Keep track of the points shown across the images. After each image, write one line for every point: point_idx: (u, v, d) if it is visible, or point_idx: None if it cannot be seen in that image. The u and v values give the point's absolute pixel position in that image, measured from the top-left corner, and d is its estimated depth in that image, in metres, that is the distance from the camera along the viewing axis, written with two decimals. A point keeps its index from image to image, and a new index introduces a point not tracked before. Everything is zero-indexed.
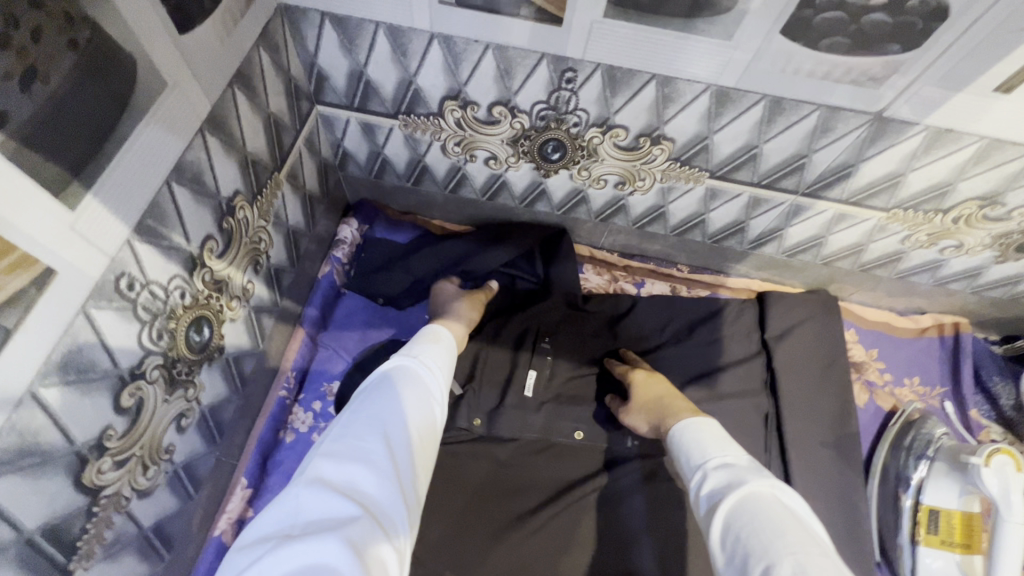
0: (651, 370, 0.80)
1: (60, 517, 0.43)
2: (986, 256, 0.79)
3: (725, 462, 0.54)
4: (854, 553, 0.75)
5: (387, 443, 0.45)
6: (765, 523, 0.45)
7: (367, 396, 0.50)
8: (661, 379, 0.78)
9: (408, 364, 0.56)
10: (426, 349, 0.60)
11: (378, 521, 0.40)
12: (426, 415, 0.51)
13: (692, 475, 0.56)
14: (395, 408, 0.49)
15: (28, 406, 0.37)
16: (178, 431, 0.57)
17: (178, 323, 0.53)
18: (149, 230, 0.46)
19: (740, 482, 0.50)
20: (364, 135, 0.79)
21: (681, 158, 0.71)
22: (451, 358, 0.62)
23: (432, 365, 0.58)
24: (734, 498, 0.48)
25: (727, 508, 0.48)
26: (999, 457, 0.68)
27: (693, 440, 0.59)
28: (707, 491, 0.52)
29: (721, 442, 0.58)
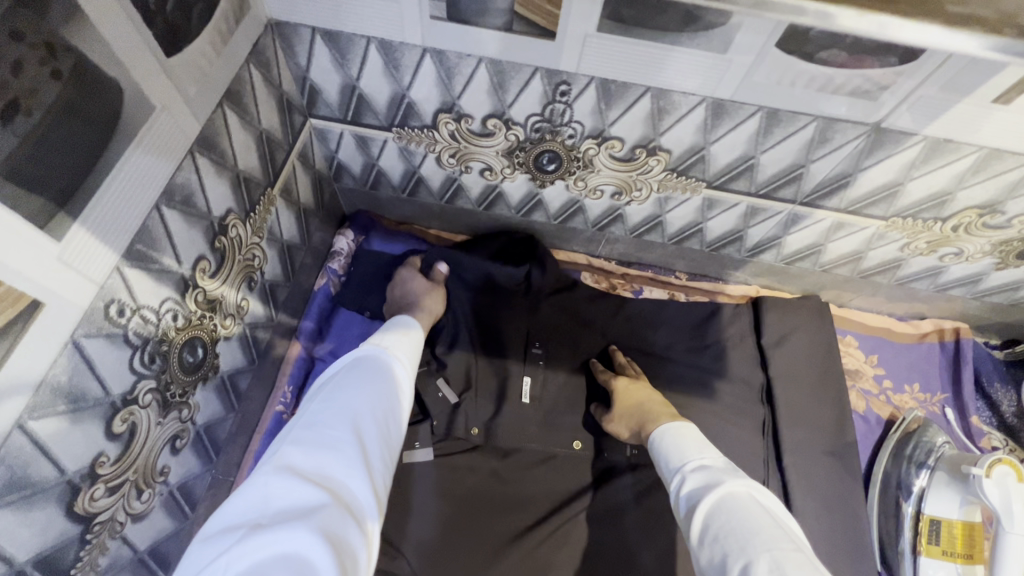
0: (634, 373, 0.81)
1: (53, 547, 0.42)
2: (986, 263, 0.78)
3: (702, 464, 0.59)
4: (855, 564, 0.75)
5: (355, 433, 0.47)
6: (743, 520, 0.49)
7: (336, 386, 0.51)
8: (641, 381, 0.78)
9: (376, 356, 0.57)
10: (395, 341, 0.62)
11: (347, 511, 0.41)
12: (394, 407, 0.53)
13: (672, 476, 0.60)
14: (364, 398, 0.50)
15: (17, 440, 0.37)
16: (173, 453, 0.56)
17: (171, 345, 0.52)
18: (139, 255, 0.45)
19: (718, 481, 0.54)
20: (358, 147, 0.78)
21: (677, 169, 0.70)
22: (420, 351, 0.64)
23: (400, 356, 0.59)
24: (713, 497, 0.53)
25: (707, 507, 0.52)
26: (1001, 467, 0.67)
27: (671, 442, 0.63)
28: (687, 490, 0.56)
29: (698, 445, 0.62)
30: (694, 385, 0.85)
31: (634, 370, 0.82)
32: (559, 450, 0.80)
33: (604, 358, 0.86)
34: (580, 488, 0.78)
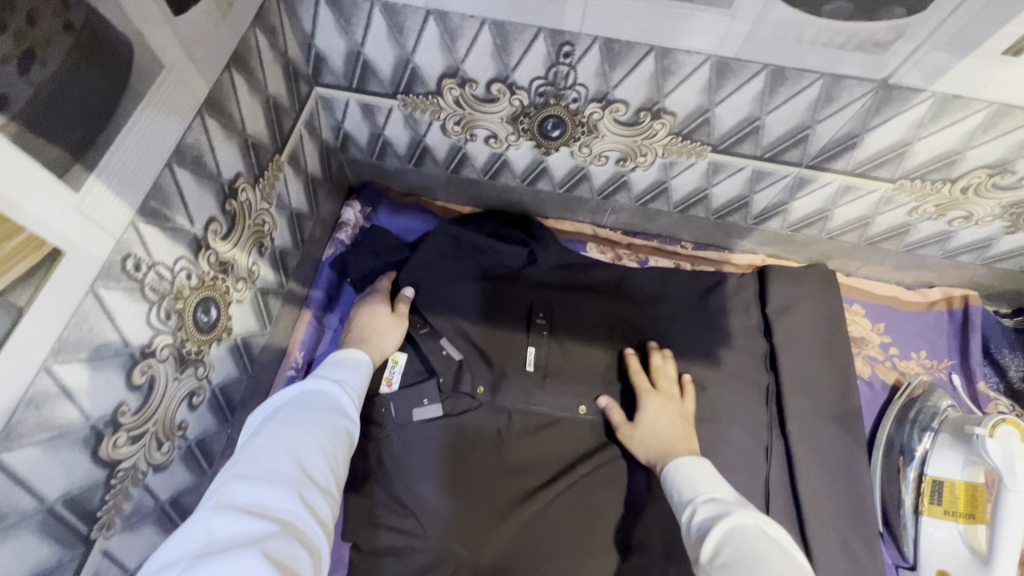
0: (668, 385, 0.80)
1: (79, 489, 0.44)
2: (996, 227, 0.77)
3: (714, 497, 0.60)
4: (857, 525, 0.76)
5: (299, 464, 0.49)
6: (752, 551, 0.50)
7: (280, 420, 0.54)
8: (671, 403, 0.78)
9: (323, 390, 0.61)
10: (344, 372, 0.65)
11: (292, 534, 0.43)
12: (341, 436, 0.56)
13: (685, 507, 0.61)
14: (309, 430, 0.53)
15: (44, 381, 0.39)
16: (190, 408, 0.58)
17: (185, 304, 0.54)
18: (153, 211, 0.47)
19: (727, 513, 0.56)
20: (364, 117, 0.79)
21: (682, 132, 0.70)
22: (368, 380, 0.67)
23: (347, 389, 0.63)
24: (721, 529, 0.54)
25: (716, 538, 0.53)
26: (1005, 427, 0.67)
27: (684, 474, 0.65)
28: (698, 522, 0.57)
29: (711, 480, 0.63)
30: (698, 352, 0.86)
31: (668, 373, 0.81)
32: (563, 415, 0.81)
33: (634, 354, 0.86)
34: (587, 452, 0.80)
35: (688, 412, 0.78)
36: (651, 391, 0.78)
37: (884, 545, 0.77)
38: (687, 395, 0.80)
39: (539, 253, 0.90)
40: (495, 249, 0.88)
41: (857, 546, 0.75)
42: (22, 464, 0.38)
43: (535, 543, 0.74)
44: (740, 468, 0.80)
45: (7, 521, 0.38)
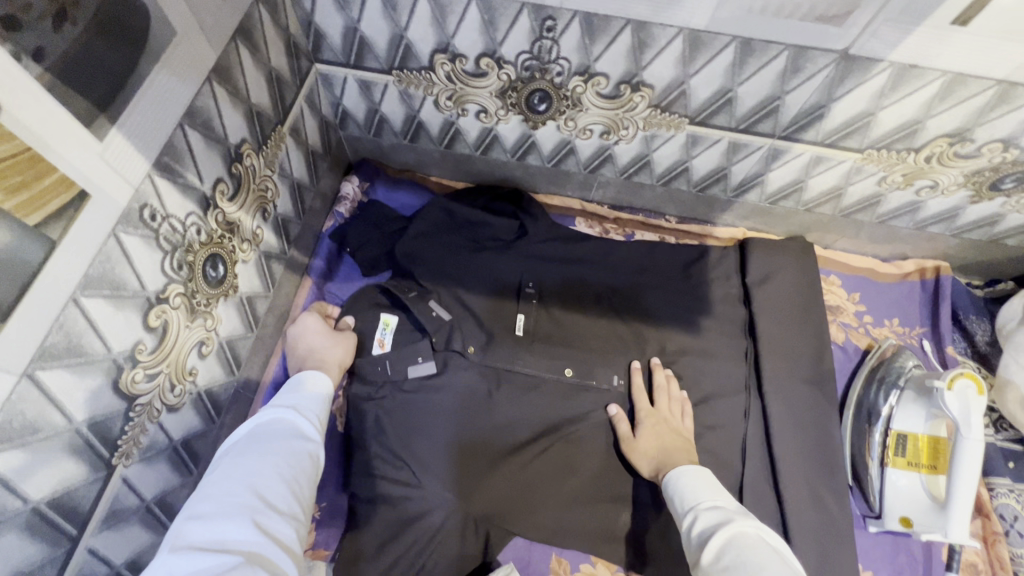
0: (670, 410, 0.81)
1: (102, 415, 0.49)
2: (961, 196, 0.81)
3: (715, 505, 0.62)
4: (828, 479, 0.80)
5: (259, 493, 0.49)
6: (751, 555, 0.52)
7: (236, 454, 0.54)
8: (671, 424, 0.80)
9: (280, 417, 0.61)
10: (301, 399, 0.66)
11: (255, 565, 0.43)
12: (301, 461, 0.56)
13: (686, 515, 0.64)
14: (266, 459, 0.53)
15: (72, 311, 0.43)
16: (200, 356, 0.63)
17: (195, 257, 0.58)
18: (166, 167, 0.51)
19: (728, 520, 0.58)
20: (361, 93, 0.83)
21: (661, 105, 0.74)
22: (325, 405, 0.68)
23: (303, 414, 0.62)
24: (721, 536, 0.56)
25: (716, 542, 0.56)
26: (963, 380, 0.72)
27: (686, 484, 0.68)
28: (699, 529, 0.60)
29: (713, 490, 0.66)
30: (680, 318, 0.91)
31: (670, 399, 0.83)
32: (550, 376, 0.85)
33: (643, 367, 0.87)
34: (575, 413, 0.84)
35: (687, 431, 0.80)
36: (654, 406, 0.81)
37: (853, 498, 0.81)
38: (685, 415, 0.82)
39: (530, 226, 0.94)
40: (485, 222, 0.94)
41: (827, 498, 0.79)
42: (54, 383, 0.43)
43: (522, 493, 0.79)
44: (716, 426, 0.84)
45: (41, 435, 0.43)
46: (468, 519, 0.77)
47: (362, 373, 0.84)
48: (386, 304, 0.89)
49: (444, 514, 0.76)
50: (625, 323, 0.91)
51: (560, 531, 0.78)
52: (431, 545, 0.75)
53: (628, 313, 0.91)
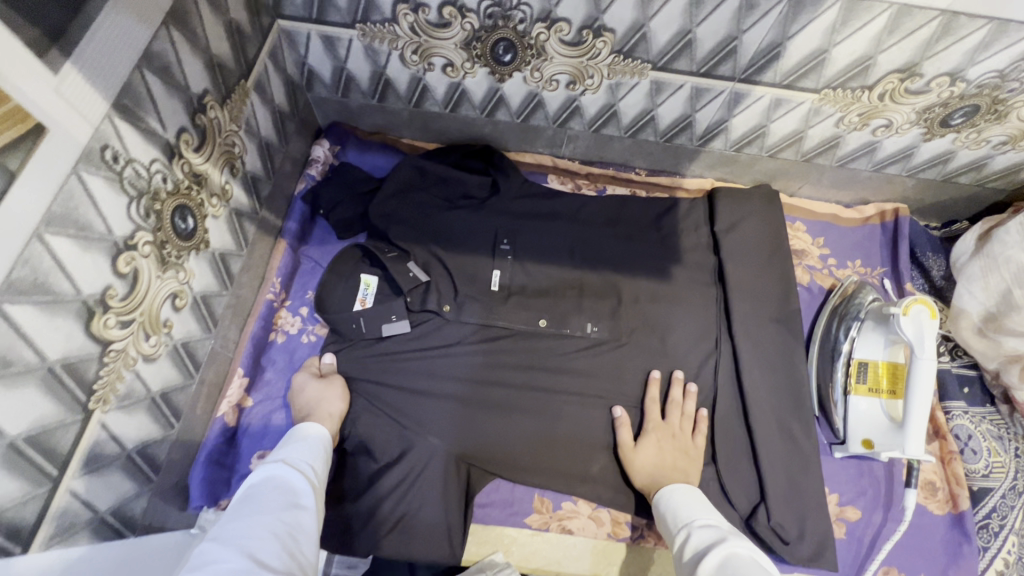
0: (681, 424, 0.82)
1: (76, 358, 0.49)
2: (914, 134, 0.84)
3: (708, 524, 0.64)
4: (795, 410, 0.83)
5: (251, 553, 0.48)
6: (743, 568, 0.53)
7: (227, 522, 0.53)
8: (679, 440, 0.80)
9: (272, 477, 0.61)
10: (293, 458, 0.66)
11: None
12: (296, 520, 0.55)
13: (680, 531, 0.65)
14: (258, 521, 0.52)
15: (38, 246, 0.44)
16: (174, 309, 0.63)
17: (162, 207, 0.58)
18: (126, 110, 0.51)
19: (720, 537, 0.59)
20: (325, 50, 0.83)
21: (623, 50, 0.75)
22: (320, 460, 0.68)
23: (296, 471, 0.63)
24: (714, 552, 0.57)
25: (711, 558, 0.57)
26: (918, 307, 0.75)
27: (678, 503, 0.69)
28: (693, 547, 0.61)
29: (707, 510, 0.67)
30: (652, 267, 0.93)
31: (682, 416, 0.82)
32: (526, 328, 0.88)
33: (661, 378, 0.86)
34: (551, 360, 0.87)
35: (695, 447, 0.81)
36: (661, 422, 0.81)
37: (819, 426, 0.86)
38: (697, 431, 0.82)
39: (501, 184, 0.96)
40: (459, 182, 0.96)
41: (795, 429, 0.83)
42: (22, 319, 0.43)
43: (502, 438, 0.81)
44: (688, 366, 0.88)
45: (12, 368, 0.43)
46: (452, 463, 0.79)
47: (337, 329, 0.84)
48: (365, 265, 0.90)
49: (427, 460, 0.78)
50: (599, 274, 0.93)
51: (541, 471, 0.81)
52: (415, 488, 0.77)
53: (600, 264, 0.93)
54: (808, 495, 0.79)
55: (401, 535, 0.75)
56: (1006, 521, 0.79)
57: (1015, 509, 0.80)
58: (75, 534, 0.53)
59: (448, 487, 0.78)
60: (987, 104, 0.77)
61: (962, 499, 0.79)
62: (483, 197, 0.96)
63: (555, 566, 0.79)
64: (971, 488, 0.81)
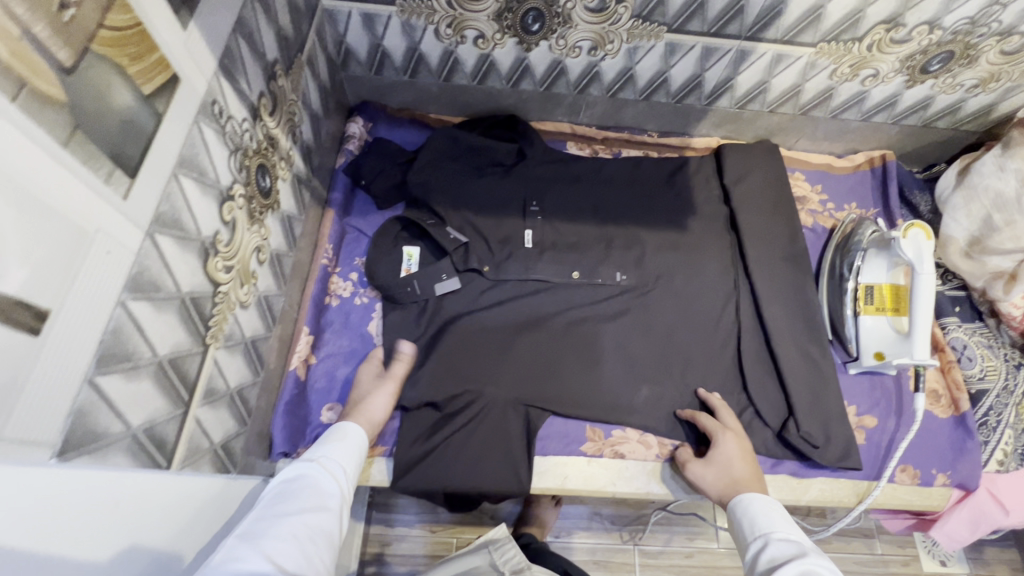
0: (740, 428, 0.82)
1: (198, 292, 0.54)
2: (898, 82, 0.95)
3: (789, 538, 0.59)
4: (812, 334, 0.92)
5: (269, 556, 0.48)
6: None
7: (255, 517, 0.53)
8: (742, 444, 0.79)
9: (302, 472, 0.60)
10: (325, 452, 0.65)
11: None
12: (316, 518, 0.55)
13: (755, 541, 0.61)
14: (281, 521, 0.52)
15: (174, 185, 0.49)
16: (258, 263, 0.68)
17: (250, 163, 0.64)
18: (227, 69, 0.57)
19: (801, 554, 0.55)
20: (365, 28, 0.89)
21: (642, 15, 0.83)
22: (354, 455, 0.68)
23: (326, 465, 0.62)
24: (794, 566, 0.53)
25: (790, 570, 0.53)
26: (915, 230, 0.85)
27: (757, 511, 0.65)
28: (770, 557, 0.57)
29: (789, 523, 0.62)
30: (671, 217, 1.01)
31: (734, 418, 0.83)
32: (560, 280, 0.94)
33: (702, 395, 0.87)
34: (586, 306, 0.94)
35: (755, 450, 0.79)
36: (717, 429, 0.80)
37: (833, 348, 0.95)
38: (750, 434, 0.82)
39: (526, 149, 1.03)
40: (490, 151, 1.02)
41: (814, 351, 0.91)
42: (166, 249, 0.48)
43: (551, 377, 0.88)
44: (713, 303, 0.95)
45: (162, 294, 0.48)
46: (509, 402, 0.85)
47: (393, 295, 0.90)
48: (405, 237, 0.96)
49: (487, 401, 0.84)
50: (624, 226, 1.00)
51: (590, 404, 0.87)
52: (480, 428, 0.83)
53: (624, 217, 1.01)
54: (830, 407, 0.87)
55: (469, 471, 0.80)
56: (1001, 417, 0.89)
57: (1009, 406, 0.90)
58: (198, 461, 0.58)
59: (508, 422, 0.84)
60: (960, 50, 0.87)
61: (963, 402, 0.89)
62: (512, 162, 1.03)
63: (610, 487, 0.86)
64: (971, 391, 0.91)
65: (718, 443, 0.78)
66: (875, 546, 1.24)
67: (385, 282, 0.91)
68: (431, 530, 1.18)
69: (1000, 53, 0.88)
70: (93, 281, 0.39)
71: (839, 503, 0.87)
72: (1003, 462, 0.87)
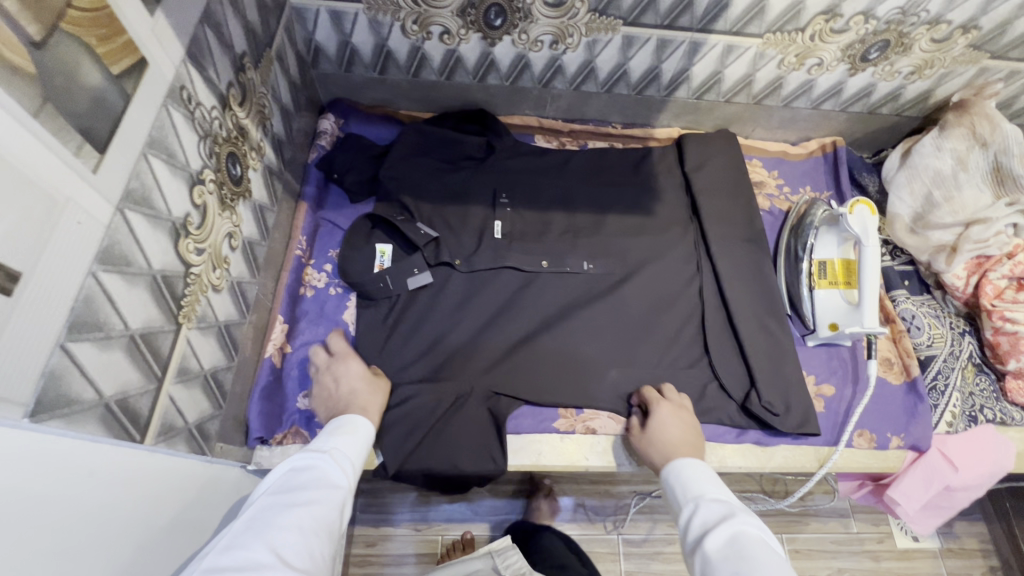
0: (679, 398, 0.83)
1: (170, 271, 0.56)
2: (841, 71, 1.01)
3: (717, 498, 0.60)
4: (771, 309, 0.96)
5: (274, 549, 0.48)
6: (756, 552, 0.51)
7: (265, 505, 0.52)
8: (685, 413, 0.81)
9: (312, 464, 0.58)
10: (337, 443, 0.62)
11: None
12: (325, 512, 0.53)
13: (685, 504, 0.62)
14: (287, 513, 0.51)
15: (143, 164, 0.51)
16: (230, 248, 0.70)
17: (220, 151, 0.66)
18: (195, 59, 0.59)
19: (730, 515, 0.56)
20: (333, 26, 0.92)
21: (599, 9, 0.88)
22: (365, 451, 0.65)
23: (337, 459, 0.60)
24: (725, 530, 0.54)
25: (719, 536, 0.54)
26: (860, 207, 0.90)
27: (690, 475, 0.65)
28: (699, 521, 0.58)
29: (716, 483, 0.63)
30: (636, 205, 1.05)
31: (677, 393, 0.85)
32: (531, 268, 0.96)
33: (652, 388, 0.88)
34: (558, 290, 0.97)
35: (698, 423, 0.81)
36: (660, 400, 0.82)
37: (792, 323, 1.00)
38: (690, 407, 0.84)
39: (495, 142, 1.06)
40: (460, 144, 1.05)
41: (774, 325, 0.95)
42: (137, 226, 0.50)
43: (524, 358, 0.90)
44: (679, 284, 0.99)
45: (133, 269, 0.50)
46: (482, 385, 0.87)
47: (366, 291, 0.91)
48: (378, 234, 0.97)
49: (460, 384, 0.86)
50: (592, 214, 1.04)
51: (565, 386, 0.89)
52: (456, 412, 0.84)
53: (591, 205, 1.05)
54: (790, 377, 0.91)
55: (444, 453, 0.81)
56: (948, 380, 0.94)
57: (955, 369, 0.95)
58: (173, 439, 0.59)
59: (482, 405, 0.86)
60: (895, 38, 0.94)
61: (913, 367, 0.94)
62: (482, 153, 1.06)
63: (583, 464, 0.88)
64: (921, 358, 0.97)
65: (653, 411, 0.80)
66: (851, 525, 1.28)
67: (359, 277, 0.92)
68: (416, 527, 1.18)
69: (931, 41, 0.94)
70: (63, 249, 0.41)
71: (801, 469, 0.91)
72: (952, 423, 0.92)
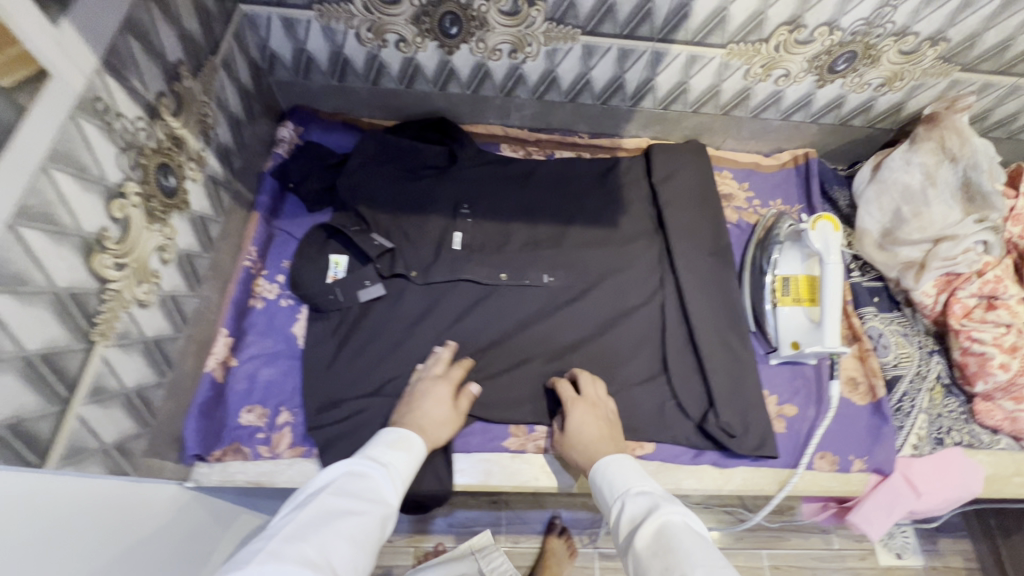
0: (594, 392, 0.80)
1: (80, 287, 0.54)
2: (809, 82, 0.99)
3: (642, 490, 0.59)
4: (733, 326, 0.94)
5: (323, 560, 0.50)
6: (682, 543, 0.50)
7: (323, 504, 0.55)
8: (600, 410, 0.78)
9: (369, 472, 0.60)
10: (396, 457, 0.64)
11: None
12: (373, 529, 0.55)
13: (614, 503, 0.61)
14: (344, 522, 0.53)
15: (44, 177, 0.49)
16: (162, 262, 0.68)
17: (148, 162, 0.64)
18: (114, 69, 0.57)
19: (655, 507, 0.55)
20: (287, 33, 0.91)
21: (556, 18, 0.86)
22: (417, 469, 0.66)
23: (393, 476, 0.62)
24: (652, 524, 0.53)
25: (649, 533, 0.53)
26: (823, 223, 0.87)
27: (615, 470, 0.63)
28: (629, 519, 0.57)
29: (641, 473, 0.63)
30: (600, 217, 1.03)
31: (594, 385, 0.81)
32: (488, 281, 0.94)
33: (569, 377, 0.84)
34: (516, 303, 0.94)
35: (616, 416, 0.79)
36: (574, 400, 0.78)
37: (755, 339, 0.97)
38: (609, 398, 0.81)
39: (456, 151, 1.04)
40: (420, 152, 1.03)
41: (735, 342, 0.93)
42: (35, 242, 0.48)
43: (476, 374, 0.88)
44: (640, 299, 0.96)
45: (28, 288, 0.48)
46: None
47: (316, 303, 0.89)
48: (333, 245, 0.94)
49: None
50: (555, 225, 1.02)
51: (517, 404, 0.87)
52: None
53: (554, 216, 1.02)
54: (749, 397, 0.88)
55: None
56: (914, 403, 0.91)
57: (922, 391, 0.93)
58: (84, 461, 0.57)
59: None
60: (862, 50, 0.91)
61: (880, 388, 0.91)
62: (443, 162, 1.04)
63: (534, 484, 0.86)
64: (888, 378, 0.94)
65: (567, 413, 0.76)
66: (831, 541, 1.25)
67: (309, 288, 0.90)
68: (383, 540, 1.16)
69: (899, 52, 0.92)
70: None
71: (759, 491, 0.88)
72: (918, 446, 0.89)
